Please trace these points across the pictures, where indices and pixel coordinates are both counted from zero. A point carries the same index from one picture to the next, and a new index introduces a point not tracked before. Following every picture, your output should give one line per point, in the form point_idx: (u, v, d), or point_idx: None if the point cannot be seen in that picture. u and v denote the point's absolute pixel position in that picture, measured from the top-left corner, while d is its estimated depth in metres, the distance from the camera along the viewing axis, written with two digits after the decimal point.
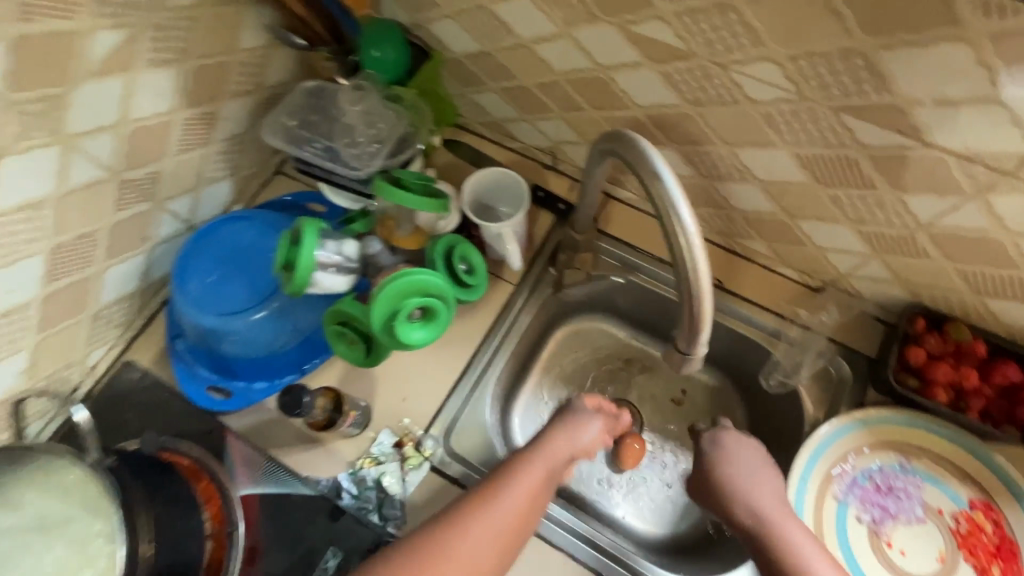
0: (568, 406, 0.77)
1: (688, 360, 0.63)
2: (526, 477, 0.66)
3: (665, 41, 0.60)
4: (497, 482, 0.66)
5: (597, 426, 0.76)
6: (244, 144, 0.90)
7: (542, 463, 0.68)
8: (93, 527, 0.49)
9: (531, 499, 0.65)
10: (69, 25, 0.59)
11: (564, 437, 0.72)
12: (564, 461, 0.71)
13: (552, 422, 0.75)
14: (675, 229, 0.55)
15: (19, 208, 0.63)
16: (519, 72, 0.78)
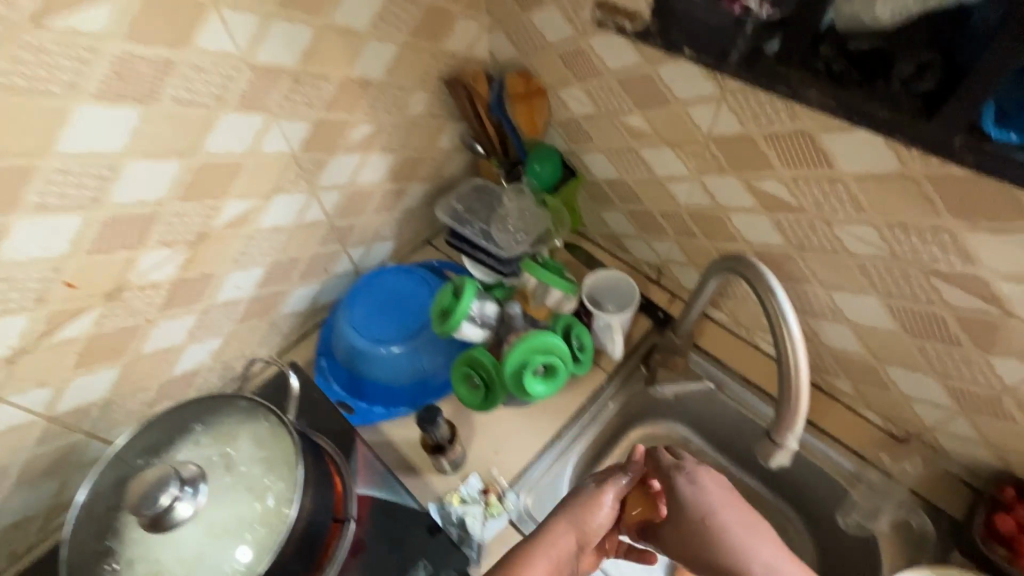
0: (577, 490, 0.81)
1: (780, 457, 0.73)
2: (541, 561, 0.74)
3: (781, 197, 0.75)
4: (515, 562, 0.74)
5: (606, 509, 0.80)
6: (413, 216, 1.13)
7: (546, 559, 0.74)
8: (279, 476, 0.63)
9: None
10: (348, 116, 0.85)
11: (563, 534, 0.76)
12: (574, 546, 0.77)
13: (562, 508, 0.80)
14: (785, 338, 0.68)
15: (270, 229, 0.86)
16: (647, 200, 0.96)
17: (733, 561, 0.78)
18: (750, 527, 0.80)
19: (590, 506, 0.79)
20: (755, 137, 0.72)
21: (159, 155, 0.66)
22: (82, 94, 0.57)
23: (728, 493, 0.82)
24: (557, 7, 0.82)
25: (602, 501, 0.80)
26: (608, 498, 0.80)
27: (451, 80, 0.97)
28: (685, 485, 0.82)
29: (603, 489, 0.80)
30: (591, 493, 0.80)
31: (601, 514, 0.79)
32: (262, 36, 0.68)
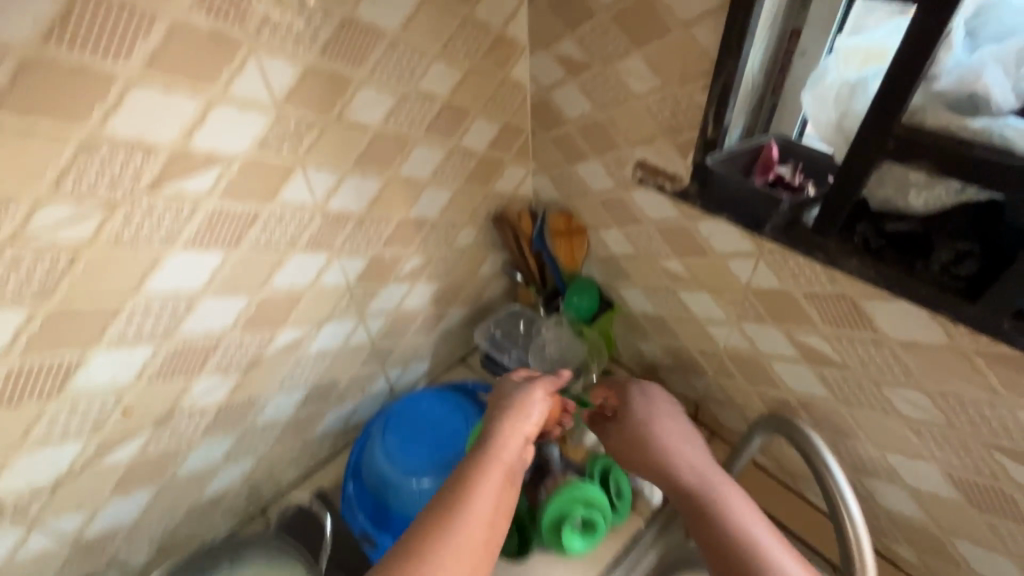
0: (504, 394, 0.76)
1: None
2: (510, 435, 0.69)
3: (825, 353, 0.75)
4: (487, 448, 0.67)
5: (538, 405, 0.75)
6: (451, 336, 1.16)
7: (500, 470, 0.64)
8: None
9: (501, 491, 0.63)
10: (402, 251, 0.92)
11: (508, 427, 0.70)
12: (524, 434, 0.70)
13: (499, 411, 0.73)
14: (845, 523, 0.67)
15: (317, 353, 0.89)
16: (685, 337, 0.97)
17: (693, 487, 0.71)
18: (717, 476, 0.72)
19: (512, 386, 0.78)
20: (796, 294, 0.74)
21: (230, 291, 0.71)
22: (174, 244, 0.63)
23: (682, 434, 0.79)
24: (600, 162, 0.90)
25: (533, 398, 0.75)
26: (538, 391, 0.76)
27: (498, 217, 1.05)
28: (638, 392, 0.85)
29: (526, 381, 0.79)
30: (513, 383, 0.79)
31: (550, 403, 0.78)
32: (336, 188, 0.75)
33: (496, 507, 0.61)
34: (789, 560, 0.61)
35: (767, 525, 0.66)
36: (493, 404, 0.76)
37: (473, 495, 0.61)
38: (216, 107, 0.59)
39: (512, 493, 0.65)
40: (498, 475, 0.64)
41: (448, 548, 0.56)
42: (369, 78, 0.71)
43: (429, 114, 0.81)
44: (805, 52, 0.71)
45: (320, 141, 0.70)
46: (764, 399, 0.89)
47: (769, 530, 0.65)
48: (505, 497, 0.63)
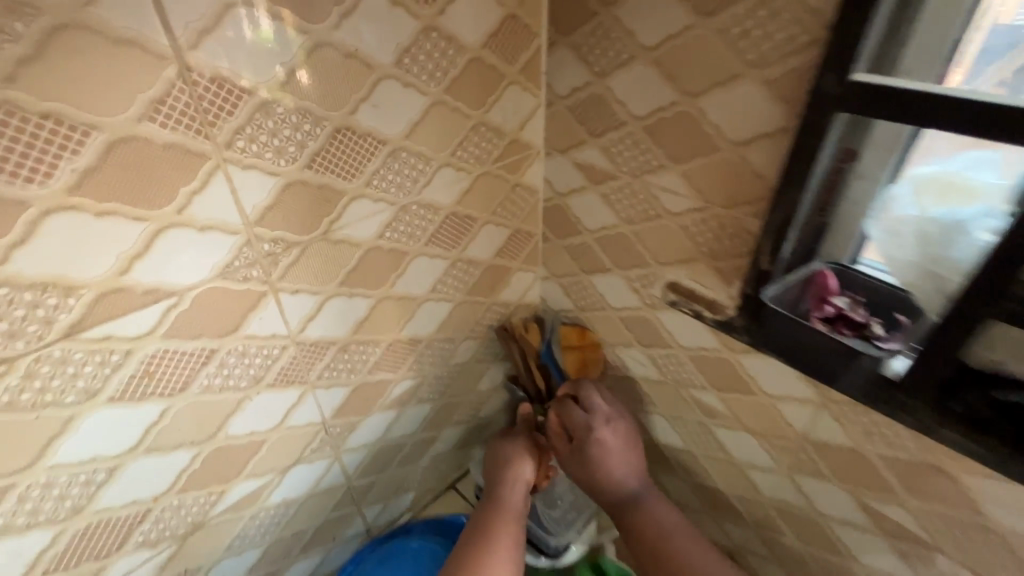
0: (497, 455, 0.86)
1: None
2: (511, 493, 0.81)
3: (907, 526, 0.62)
4: (484, 513, 0.79)
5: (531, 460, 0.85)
6: (442, 460, 0.99)
7: (512, 515, 0.78)
8: None
9: (518, 535, 0.77)
10: (391, 375, 0.78)
11: (509, 484, 0.81)
12: (524, 491, 0.82)
13: (497, 469, 0.84)
14: None
15: (279, 503, 0.72)
16: (717, 477, 0.84)
17: (649, 525, 0.73)
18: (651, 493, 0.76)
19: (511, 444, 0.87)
20: (870, 455, 0.61)
21: (168, 447, 0.56)
22: (94, 400, 0.48)
23: (632, 461, 0.78)
24: (623, 278, 0.79)
25: (524, 453, 0.85)
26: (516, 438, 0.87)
27: (500, 329, 0.92)
28: (605, 430, 0.78)
29: (515, 436, 0.88)
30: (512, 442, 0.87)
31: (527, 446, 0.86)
32: (316, 314, 0.62)
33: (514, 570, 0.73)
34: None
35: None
36: (494, 466, 0.85)
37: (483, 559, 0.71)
38: (167, 232, 0.47)
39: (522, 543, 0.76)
40: (514, 523, 0.77)
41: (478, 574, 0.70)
42: (364, 190, 0.60)
43: (431, 225, 0.70)
44: (863, 173, 0.59)
45: (300, 262, 0.58)
46: (822, 566, 0.74)
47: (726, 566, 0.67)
48: (518, 538, 0.76)
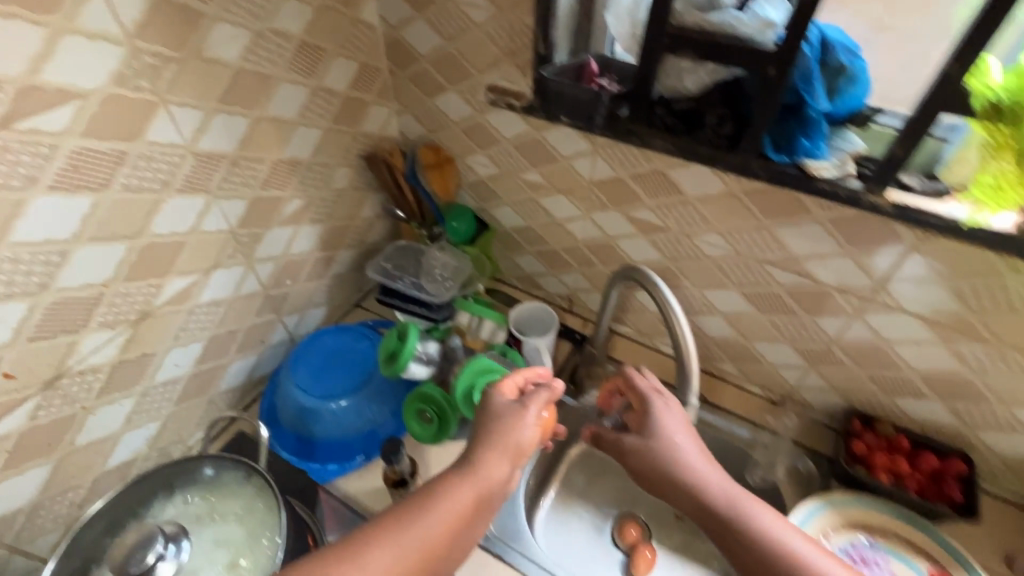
0: (494, 410, 0.73)
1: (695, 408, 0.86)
2: (489, 463, 0.68)
3: (652, 222, 0.97)
4: (443, 486, 0.65)
5: (531, 425, 0.72)
6: (343, 281, 1.20)
7: (471, 486, 0.66)
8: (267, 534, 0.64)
9: (471, 519, 0.65)
10: (280, 192, 0.94)
11: (494, 455, 0.68)
12: (511, 468, 0.69)
13: (492, 432, 0.71)
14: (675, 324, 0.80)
15: (209, 302, 0.89)
16: (550, 240, 1.15)
17: (716, 492, 0.73)
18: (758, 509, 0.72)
19: (514, 413, 0.72)
20: (625, 178, 0.93)
21: (106, 238, 0.70)
22: (37, 187, 0.61)
23: (688, 433, 0.79)
24: (456, 93, 1.01)
25: (526, 418, 0.72)
26: (532, 412, 0.73)
27: (369, 156, 1.11)
28: (663, 413, 0.80)
29: (520, 406, 0.73)
30: (514, 408, 0.73)
31: (527, 432, 0.72)
32: (205, 127, 0.77)
33: (440, 555, 0.61)
34: (796, 537, 0.69)
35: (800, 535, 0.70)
36: (484, 436, 0.70)
37: (399, 539, 0.60)
38: (62, 37, 0.58)
39: (472, 530, 0.65)
40: (460, 515, 0.64)
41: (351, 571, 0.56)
42: (221, 14, 0.72)
43: (287, 52, 0.84)
44: None
45: (180, 77, 0.71)
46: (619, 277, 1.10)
47: (781, 524, 0.70)
48: (471, 522, 0.65)
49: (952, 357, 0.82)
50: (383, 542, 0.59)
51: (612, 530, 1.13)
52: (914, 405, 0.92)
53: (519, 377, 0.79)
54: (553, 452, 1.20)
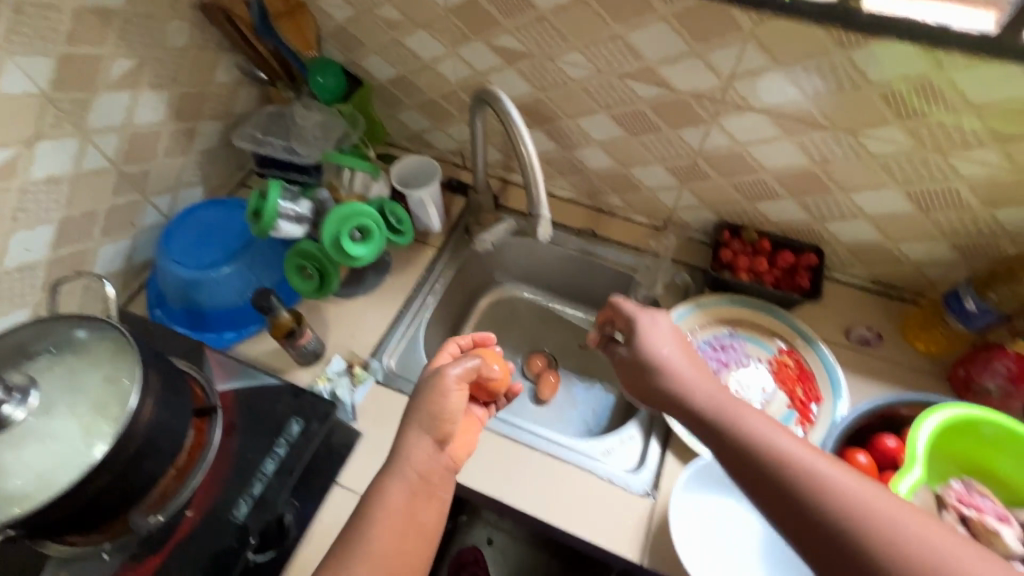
0: (417, 391, 0.74)
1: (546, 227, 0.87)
2: (411, 453, 0.70)
3: (515, 47, 0.93)
4: (375, 494, 0.68)
5: (454, 392, 0.72)
6: (217, 157, 1.13)
7: (400, 481, 0.68)
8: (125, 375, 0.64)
9: (413, 505, 0.68)
10: (98, 49, 0.85)
11: (414, 444, 0.70)
12: (430, 451, 0.70)
13: (411, 420, 0.72)
14: (519, 143, 0.81)
15: (44, 180, 0.83)
16: (426, 87, 1.09)
17: (695, 399, 0.65)
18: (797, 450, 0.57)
19: (435, 389, 0.72)
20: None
21: None
22: None
23: (671, 344, 0.73)
24: None
25: (448, 387, 0.72)
26: (451, 380, 0.72)
27: (205, 7, 0.98)
28: (645, 328, 0.75)
29: (447, 375, 0.73)
30: (433, 386, 0.72)
31: (450, 402, 0.72)
32: None
33: (405, 555, 0.66)
34: (789, 441, 0.57)
35: (793, 436, 0.58)
36: (402, 427, 0.72)
37: (359, 544, 0.65)
38: None
39: (421, 514, 0.68)
40: (404, 512, 0.67)
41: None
42: None
43: None
44: None
45: None
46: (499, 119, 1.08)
47: (781, 431, 0.58)
48: (411, 509, 0.68)
49: (798, 150, 0.86)
50: (351, 556, 0.65)
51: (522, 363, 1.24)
52: (772, 208, 0.98)
53: (454, 345, 0.81)
54: (463, 304, 1.26)
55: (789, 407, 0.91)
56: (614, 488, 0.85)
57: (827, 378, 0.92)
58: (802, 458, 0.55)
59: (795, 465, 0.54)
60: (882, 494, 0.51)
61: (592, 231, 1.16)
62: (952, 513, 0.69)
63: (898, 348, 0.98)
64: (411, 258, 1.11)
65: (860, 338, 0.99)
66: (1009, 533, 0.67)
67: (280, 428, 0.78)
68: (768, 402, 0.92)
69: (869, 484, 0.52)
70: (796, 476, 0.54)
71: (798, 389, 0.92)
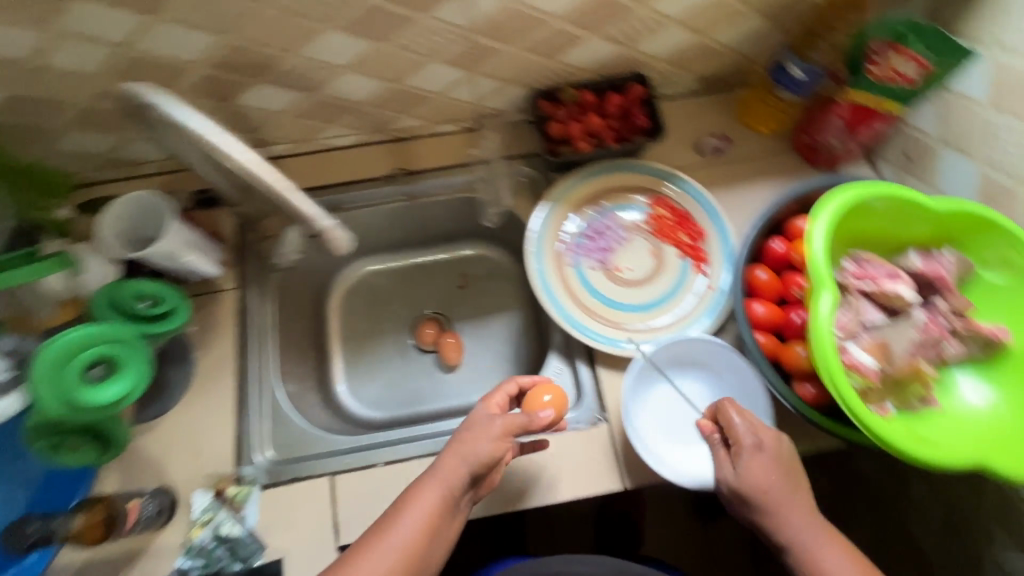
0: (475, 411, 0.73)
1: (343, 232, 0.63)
2: (450, 461, 0.68)
3: None
4: (405, 503, 0.67)
5: (491, 444, 0.68)
6: None
7: (435, 493, 0.66)
8: None
9: (433, 525, 0.66)
10: None
11: (454, 457, 0.68)
12: (469, 470, 0.67)
13: (464, 429, 0.71)
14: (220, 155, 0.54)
15: None
16: (68, 94, 0.73)
17: (801, 551, 0.66)
18: None
19: (483, 429, 0.70)
20: None
21: None
22: None
23: (773, 475, 0.67)
24: None
25: (489, 435, 0.69)
26: (494, 441, 0.69)
27: None
28: (755, 457, 0.67)
29: (500, 421, 0.70)
30: (485, 425, 0.70)
31: (486, 446, 0.68)
32: None
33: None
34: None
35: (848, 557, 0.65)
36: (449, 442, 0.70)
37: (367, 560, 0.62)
38: None
39: (437, 532, 0.66)
40: (426, 528, 0.65)
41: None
42: None
43: None
44: None
45: None
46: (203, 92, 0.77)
47: (837, 553, 0.65)
48: (434, 526, 0.66)
49: None
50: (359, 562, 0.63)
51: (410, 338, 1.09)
52: (576, 54, 0.83)
53: (512, 386, 0.77)
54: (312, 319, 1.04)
55: (681, 258, 0.87)
56: (566, 434, 0.78)
57: (701, 209, 0.87)
58: None
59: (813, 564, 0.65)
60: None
61: (405, 169, 0.93)
62: (855, 295, 0.71)
63: (746, 140, 0.94)
64: (213, 319, 0.84)
65: (713, 149, 0.93)
66: (904, 288, 0.70)
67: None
68: (661, 264, 0.87)
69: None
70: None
71: (683, 236, 0.87)
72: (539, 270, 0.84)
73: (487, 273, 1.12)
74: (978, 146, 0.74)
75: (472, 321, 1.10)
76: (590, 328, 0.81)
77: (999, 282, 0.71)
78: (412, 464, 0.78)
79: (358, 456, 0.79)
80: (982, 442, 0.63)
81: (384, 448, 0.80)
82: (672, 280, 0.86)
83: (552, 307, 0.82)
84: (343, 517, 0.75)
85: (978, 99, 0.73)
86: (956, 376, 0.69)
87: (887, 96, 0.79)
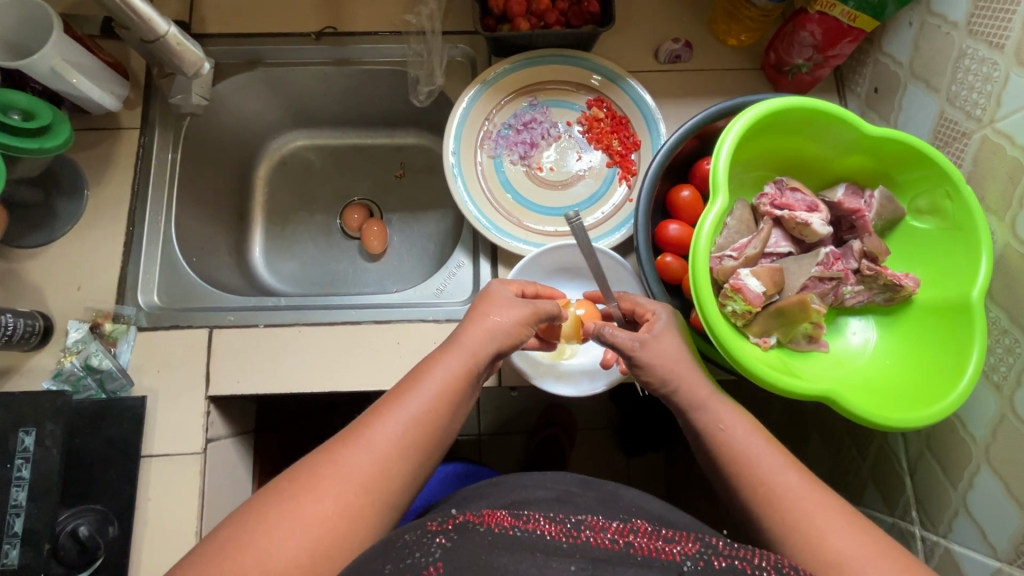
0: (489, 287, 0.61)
1: (188, 44, 0.70)
2: (477, 330, 0.56)
3: None
4: (421, 374, 0.53)
5: (512, 309, 0.59)
6: None
7: (460, 357, 0.54)
8: None
9: (454, 395, 0.53)
10: None
11: (483, 322, 0.57)
12: (495, 344, 0.57)
13: (476, 305, 0.59)
14: None
15: None
16: None
17: (737, 465, 0.52)
18: (843, 528, 0.47)
19: (506, 301, 0.59)
20: None
21: None
22: None
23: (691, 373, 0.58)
24: None
25: (512, 308, 0.59)
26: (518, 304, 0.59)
27: None
28: (665, 333, 0.60)
29: (528, 306, 0.60)
30: (509, 300, 0.60)
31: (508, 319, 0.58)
32: None
33: (400, 463, 0.48)
34: (804, 490, 0.50)
35: (809, 484, 0.50)
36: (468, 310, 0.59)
37: (386, 419, 0.50)
38: None
39: (455, 410, 0.53)
40: (442, 402, 0.52)
41: (319, 480, 0.46)
42: None
43: None
44: None
45: None
46: None
47: (794, 477, 0.50)
48: (452, 401, 0.53)
49: None
50: (374, 423, 0.49)
51: (337, 221, 1.02)
52: None
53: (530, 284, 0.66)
54: (237, 184, 0.98)
55: (609, 165, 0.82)
56: (453, 326, 0.76)
57: (640, 114, 0.80)
58: (827, 534, 0.46)
59: (764, 482, 0.50)
60: (859, 543, 0.46)
61: (335, 29, 0.87)
62: (766, 220, 0.66)
63: (711, 51, 0.85)
64: (111, 155, 0.81)
65: (670, 56, 0.84)
66: (817, 219, 0.64)
67: (8, 448, 0.64)
68: (587, 170, 0.82)
69: (850, 524, 0.47)
70: (771, 501, 0.49)
71: (614, 142, 0.81)
72: (456, 157, 0.80)
73: (429, 168, 1.04)
74: (942, 77, 0.66)
75: (406, 215, 1.03)
76: (498, 225, 0.78)
77: (926, 228, 0.65)
78: (292, 330, 0.76)
79: (240, 315, 0.77)
80: (853, 385, 0.62)
81: (271, 311, 0.78)
82: (596, 187, 0.82)
83: (462, 197, 0.78)
84: (213, 369, 0.74)
85: (955, 21, 0.64)
86: (846, 320, 0.67)
87: (859, 8, 0.68)
